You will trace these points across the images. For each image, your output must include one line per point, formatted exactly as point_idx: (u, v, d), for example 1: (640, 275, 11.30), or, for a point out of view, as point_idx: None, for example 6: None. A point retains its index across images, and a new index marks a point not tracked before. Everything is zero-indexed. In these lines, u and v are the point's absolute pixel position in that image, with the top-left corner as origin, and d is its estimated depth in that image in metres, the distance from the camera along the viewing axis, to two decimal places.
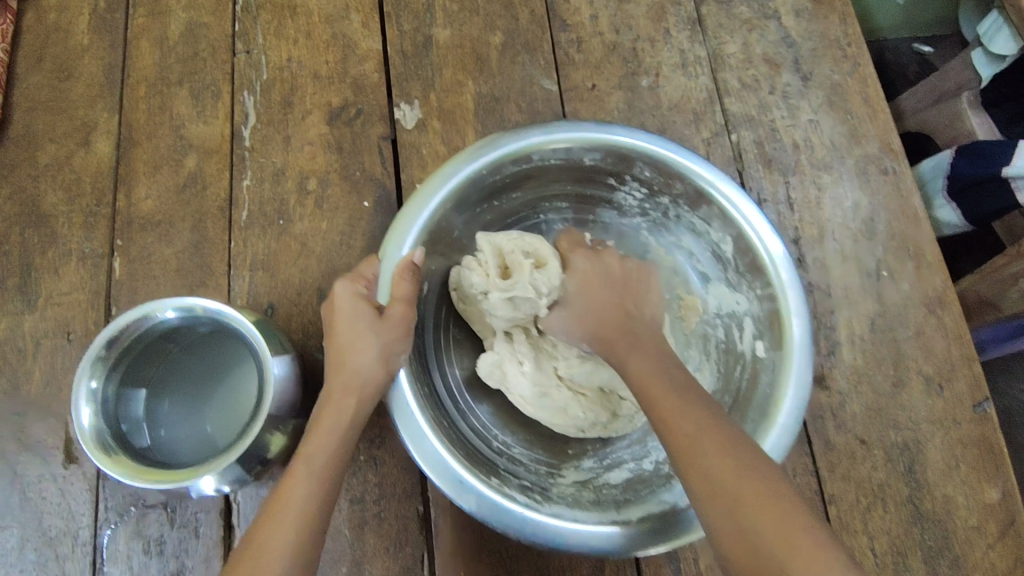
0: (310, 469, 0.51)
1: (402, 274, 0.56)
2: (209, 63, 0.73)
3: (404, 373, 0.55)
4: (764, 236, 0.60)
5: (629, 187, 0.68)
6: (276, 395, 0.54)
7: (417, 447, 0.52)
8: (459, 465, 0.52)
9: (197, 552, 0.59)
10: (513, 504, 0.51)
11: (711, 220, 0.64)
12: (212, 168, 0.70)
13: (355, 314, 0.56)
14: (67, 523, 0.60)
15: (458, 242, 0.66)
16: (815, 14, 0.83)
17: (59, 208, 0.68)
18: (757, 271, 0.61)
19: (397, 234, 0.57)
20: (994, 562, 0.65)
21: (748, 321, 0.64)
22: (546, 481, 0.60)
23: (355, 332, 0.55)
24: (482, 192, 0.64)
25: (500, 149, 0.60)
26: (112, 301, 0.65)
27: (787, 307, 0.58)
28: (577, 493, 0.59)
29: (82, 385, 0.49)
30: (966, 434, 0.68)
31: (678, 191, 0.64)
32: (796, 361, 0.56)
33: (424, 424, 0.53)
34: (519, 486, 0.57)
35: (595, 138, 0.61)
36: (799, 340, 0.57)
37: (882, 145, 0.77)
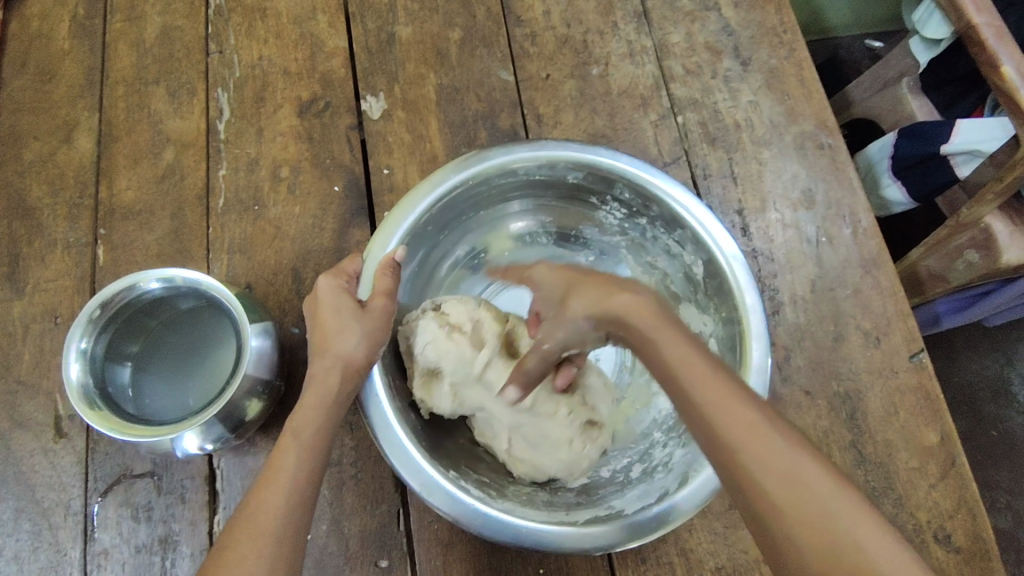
0: (297, 441, 0.54)
1: (383, 273, 0.59)
2: (184, 64, 0.78)
3: (378, 368, 0.58)
4: (734, 261, 0.63)
5: (611, 207, 0.73)
6: (253, 359, 0.57)
7: (382, 437, 0.55)
8: (422, 457, 0.55)
9: (182, 516, 0.62)
10: (467, 495, 0.55)
11: (686, 242, 0.68)
12: (189, 160, 0.74)
13: (338, 305, 0.58)
14: (58, 493, 0.63)
15: (442, 239, 0.72)
16: (752, 4, 0.89)
17: (44, 201, 0.72)
18: (724, 295, 0.65)
19: (382, 234, 0.60)
20: (936, 500, 0.69)
21: (714, 342, 0.69)
22: (505, 482, 0.64)
23: (339, 320, 0.57)
24: (471, 198, 0.69)
25: (486, 163, 0.64)
26: (97, 285, 0.69)
27: (750, 330, 0.61)
28: (532, 494, 0.63)
29: (73, 343, 0.53)
30: (903, 382, 0.73)
31: (655, 213, 0.69)
32: (752, 385, 0.59)
33: (391, 418, 0.56)
34: (475, 482, 0.61)
35: (577, 157, 0.66)
36: (758, 363, 0.59)
37: (818, 122, 0.83)
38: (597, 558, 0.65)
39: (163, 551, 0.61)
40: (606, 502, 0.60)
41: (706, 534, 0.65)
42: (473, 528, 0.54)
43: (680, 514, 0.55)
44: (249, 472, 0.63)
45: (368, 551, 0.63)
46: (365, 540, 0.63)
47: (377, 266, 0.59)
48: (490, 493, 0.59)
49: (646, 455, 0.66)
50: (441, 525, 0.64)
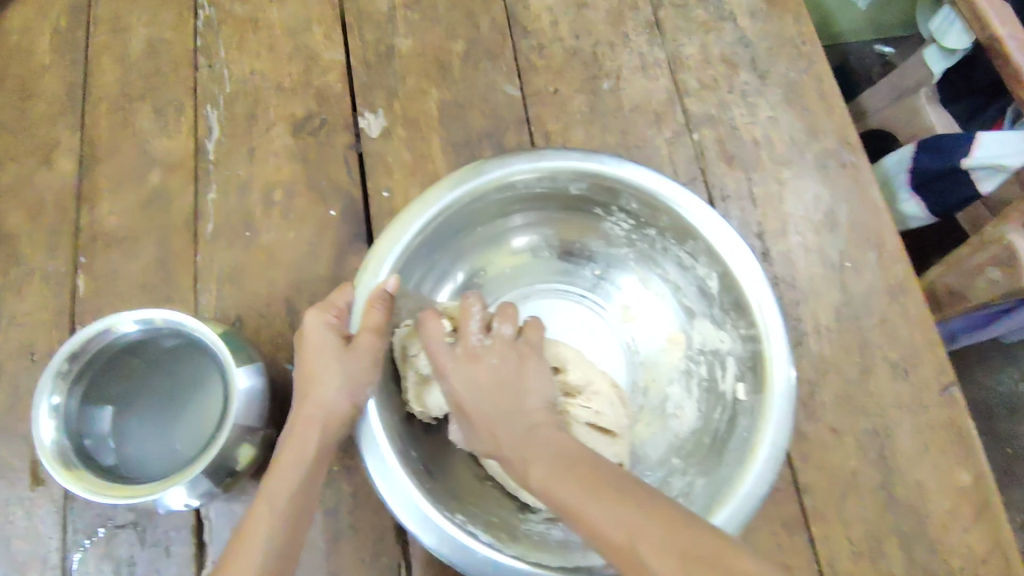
0: (273, 503, 0.51)
1: (373, 302, 0.54)
2: (171, 79, 0.74)
3: (375, 403, 0.54)
4: (750, 275, 0.60)
5: (616, 218, 0.69)
6: (243, 406, 0.53)
7: (380, 480, 0.51)
8: (425, 500, 0.51)
9: (168, 571, 0.58)
10: (475, 541, 0.50)
11: (698, 254, 0.64)
12: (177, 183, 0.69)
13: (322, 346, 0.55)
14: (34, 546, 0.58)
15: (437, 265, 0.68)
16: (769, 14, 0.84)
17: (21, 227, 0.68)
18: (741, 311, 0.61)
19: (374, 261, 0.57)
20: (970, 545, 0.65)
21: (731, 361, 0.64)
22: (516, 519, 0.60)
23: (322, 364, 0.55)
24: (466, 218, 0.65)
25: (484, 178, 0.60)
26: (77, 319, 0.65)
27: (770, 351, 0.57)
28: (546, 531, 0.58)
29: (43, 401, 0.49)
30: (934, 418, 0.69)
31: (664, 224, 0.65)
32: (776, 408, 0.56)
33: (393, 460, 0.51)
34: (485, 523, 0.56)
35: (580, 167, 0.62)
36: (783, 385, 0.56)
37: (840, 138, 0.79)
38: None
39: None
40: None
41: None
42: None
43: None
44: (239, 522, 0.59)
45: None
46: None
47: (367, 295, 0.55)
48: (501, 536, 0.55)
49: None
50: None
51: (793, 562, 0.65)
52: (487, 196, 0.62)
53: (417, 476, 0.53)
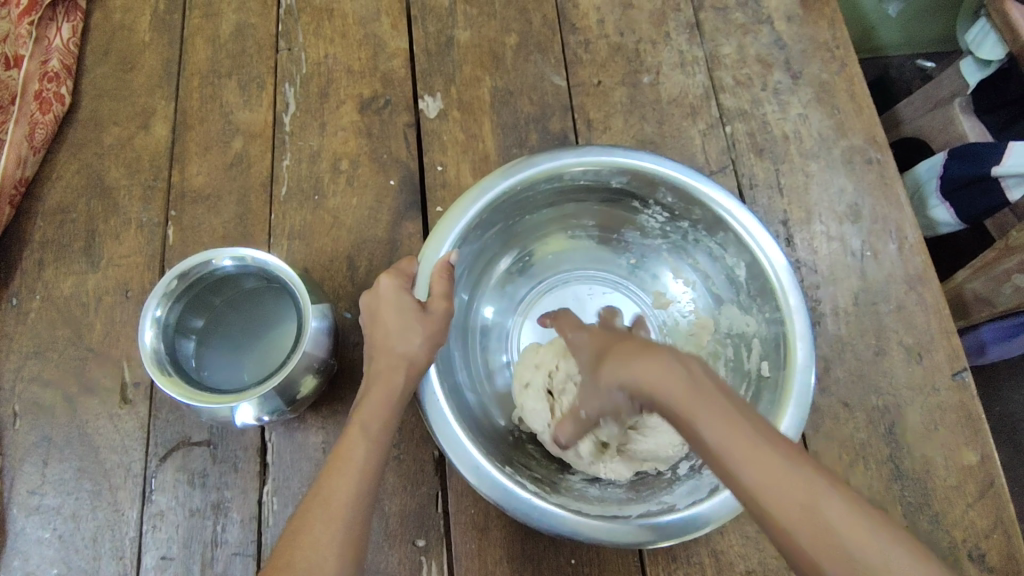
0: (365, 431, 0.57)
1: (441, 272, 0.61)
2: (255, 59, 0.82)
3: (434, 369, 0.61)
4: (778, 266, 0.63)
5: (652, 211, 0.73)
6: (312, 339, 0.60)
7: (438, 431, 0.57)
8: (476, 451, 0.57)
9: (235, 484, 0.65)
10: (522, 490, 0.57)
11: (727, 245, 0.68)
12: (256, 150, 0.78)
13: (401, 306, 0.60)
14: (121, 456, 0.67)
15: (489, 249, 0.73)
16: (805, 19, 0.90)
17: (120, 182, 0.77)
18: (768, 296, 0.65)
19: (436, 237, 0.62)
20: (972, 520, 0.69)
21: (757, 342, 0.68)
22: (555, 477, 0.66)
23: (404, 321, 0.60)
24: (516, 204, 0.69)
25: (534, 169, 0.64)
26: (166, 264, 0.73)
27: (793, 331, 0.61)
28: (582, 489, 0.64)
29: (149, 312, 0.57)
30: (945, 399, 0.73)
31: (697, 217, 0.69)
32: (798, 380, 0.60)
33: (449, 413, 0.58)
34: (530, 477, 0.63)
35: (622, 163, 0.66)
36: (802, 363, 0.60)
37: (867, 137, 0.83)
38: (630, 558, 0.66)
39: (216, 516, 0.64)
40: (656, 498, 0.62)
41: (737, 538, 0.66)
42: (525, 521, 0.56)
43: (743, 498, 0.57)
44: (299, 447, 0.66)
45: (406, 531, 0.65)
46: (404, 519, 0.65)
47: (434, 268, 0.61)
48: (544, 489, 0.61)
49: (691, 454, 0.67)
50: (477, 510, 0.66)
51: None
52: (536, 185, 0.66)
53: (469, 430, 0.59)
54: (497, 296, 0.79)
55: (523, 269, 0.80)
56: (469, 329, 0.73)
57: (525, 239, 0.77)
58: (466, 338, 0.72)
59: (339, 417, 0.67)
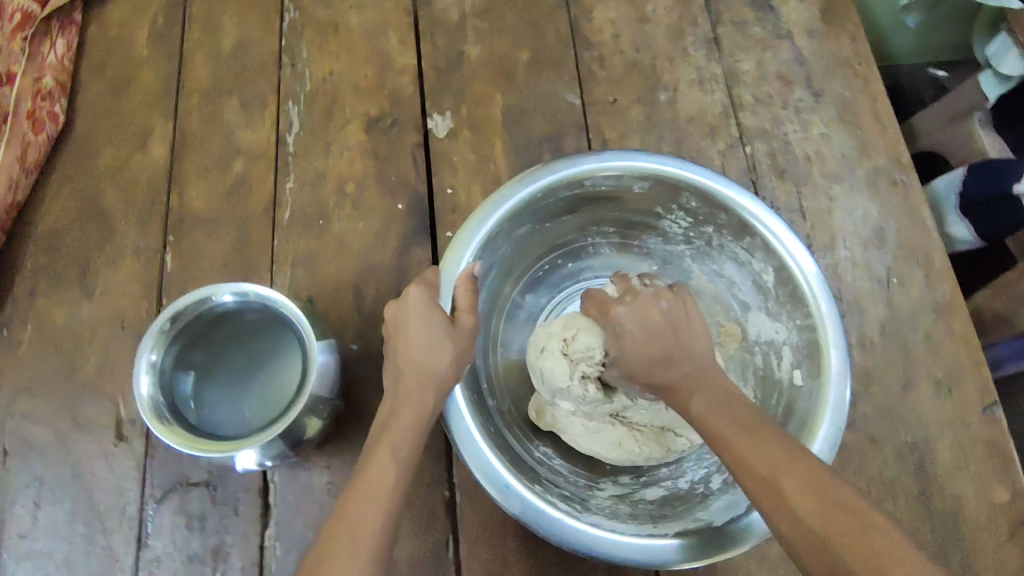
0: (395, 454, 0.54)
1: (464, 282, 0.57)
2: (257, 76, 0.79)
3: (460, 388, 0.57)
4: (807, 269, 0.60)
5: (674, 216, 0.69)
6: (317, 377, 0.57)
7: (466, 450, 0.54)
8: (505, 470, 0.54)
9: (235, 529, 0.62)
10: (554, 511, 0.54)
11: (755, 250, 0.64)
12: (258, 171, 0.75)
13: (430, 325, 0.57)
14: (115, 498, 0.63)
15: (509, 261, 0.69)
16: (826, 34, 0.87)
17: (116, 205, 0.73)
18: (798, 303, 0.62)
19: (454, 249, 0.59)
20: (1006, 562, 0.66)
21: (787, 350, 0.65)
22: (585, 494, 0.63)
23: (434, 340, 0.57)
24: (536, 213, 0.65)
25: (555, 176, 0.61)
26: (163, 292, 0.70)
27: (827, 338, 0.58)
28: (613, 506, 0.61)
29: (144, 356, 0.54)
30: (975, 434, 0.70)
31: (722, 222, 0.65)
32: (833, 392, 0.57)
33: (475, 430, 0.55)
34: (559, 495, 0.59)
35: (645, 168, 0.62)
36: (837, 371, 0.57)
37: (892, 157, 0.81)
38: None
39: (215, 562, 0.62)
40: (691, 514, 0.59)
41: None
42: (558, 544, 0.53)
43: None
44: (303, 488, 0.63)
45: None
46: (414, 564, 0.62)
47: (456, 281, 0.57)
48: (575, 507, 0.59)
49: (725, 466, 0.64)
50: (490, 555, 0.63)
51: None
52: (557, 193, 0.62)
53: (497, 448, 0.56)
54: (515, 308, 0.74)
55: (542, 279, 0.76)
56: (488, 344, 0.69)
57: (543, 250, 0.73)
58: (487, 352, 0.68)
59: (345, 456, 0.64)
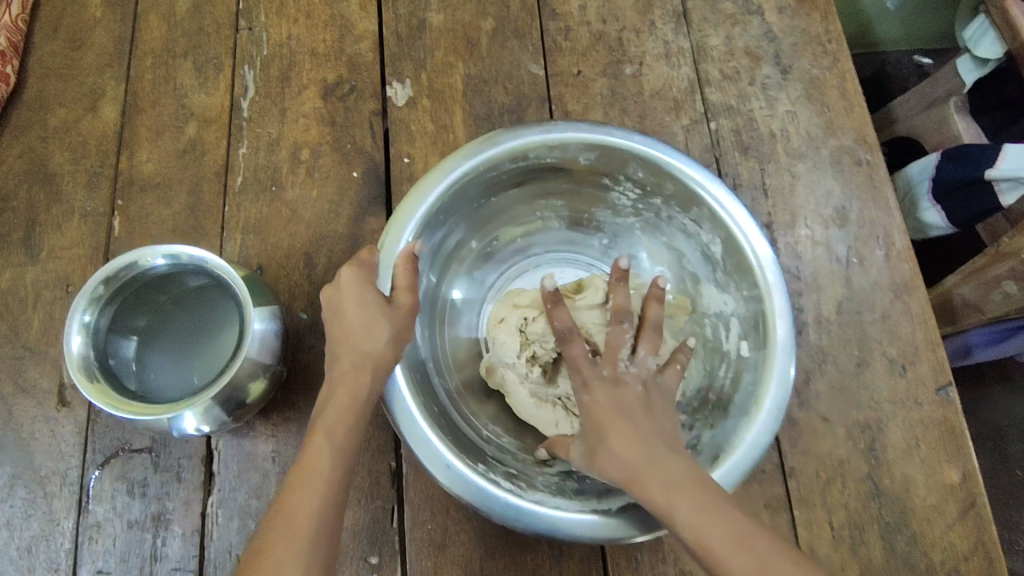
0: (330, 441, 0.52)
1: (407, 261, 0.56)
2: (213, 39, 0.77)
3: (402, 369, 0.56)
4: (752, 238, 0.60)
5: (623, 188, 0.68)
6: (256, 343, 0.56)
7: (407, 429, 0.53)
8: (446, 448, 0.53)
9: (178, 495, 0.62)
10: (496, 489, 0.53)
11: (702, 221, 0.64)
12: (211, 136, 0.73)
13: (365, 302, 0.55)
14: (56, 462, 0.63)
15: (456, 235, 0.68)
16: (798, 10, 0.85)
17: (65, 168, 0.72)
18: (745, 273, 0.61)
19: (396, 226, 0.58)
20: (952, 542, 0.66)
21: (735, 321, 0.64)
22: (533, 470, 0.62)
23: (368, 317, 0.55)
24: (481, 187, 0.64)
25: (499, 148, 0.60)
26: (111, 257, 0.69)
27: (772, 308, 0.58)
28: (561, 482, 0.61)
29: (76, 317, 0.53)
30: (928, 415, 0.70)
31: (669, 192, 0.65)
32: (779, 363, 0.57)
33: (416, 409, 0.54)
34: (505, 473, 0.58)
35: (591, 139, 0.61)
36: (783, 339, 0.57)
37: (857, 137, 0.80)
38: (593, 567, 0.63)
39: (156, 528, 0.61)
40: None
41: None
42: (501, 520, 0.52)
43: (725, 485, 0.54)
44: (247, 456, 0.63)
45: (359, 546, 0.62)
46: (356, 533, 0.62)
47: (396, 260, 0.56)
48: (521, 484, 0.57)
49: None
50: (435, 526, 0.62)
51: None
52: (501, 166, 0.62)
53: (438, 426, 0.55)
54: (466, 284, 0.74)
55: (492, 254, 0.75)
56: (437, 317, 0.69)
57: (492, 225, 0.72)
58: (436, 330, 0.68)
59: (290, 424, 0.64)
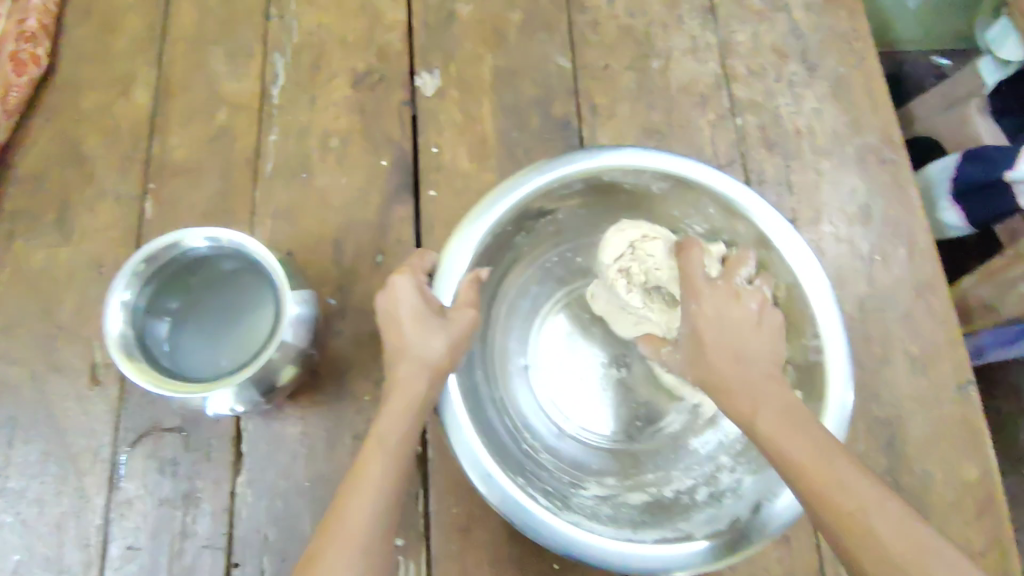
0: (384, 447, 0.51)
1: (470, 285, 0.57)
2: (244, 26, 0.78)
3: (453, 378, 0.56)
4: (820, 287, 0.58)
5: (691, 219, 0.68)
6: (291, 327, 0.57)
7: (452, 436, 0.54)
8: (492, 462, 0.54)
9: (208, 475, 0.63)
10: (535, 508, 0.53)
11: (767, 265, 0.63)
12: (242, 122, 0.74)
13: (421, 309, 0.55)
14: (89, 440, 0.64)
15: (516, 246, 0.68)
16: (825, 8, 0.85)
17: (97, 151, 0.73)
18: (806, 321, 0.60)
19: (460, 241, 0.57)
20: (969, 538, 0.67)
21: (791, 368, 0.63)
22: (569, 492, 0.62)
23: (424, 323, 0.54)
24: (547, 203, 0.65)
25: (574, 166, 0.60)
26: (143, 239, 0.70)
27: (832, 362, 0.57)
28: (595, 507, 0.61)
29: (117, 296, 0.54)
30: (948, 413, 0.70)
31: (739, 231, 0.64)
32: (834, 408, 0.56)
33: (465, 420, 0.55)
34: (542, 491, 0.59)
35: (669, 169, 0.60)
36: (839, 387, 0.56)
37: (882, 135, 0.80)
38: None
39: (186, 506, 0.62)
40: (672, 525, 0.59)
41: None
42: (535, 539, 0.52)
43: (767, 534, 0.54)
44: (275, 437, 0.63)
45: None
46: None
47: (462, 280, 0.57)
48: (556, 504, 0.58)
49: (712, 478, 0.63)
50: (460, 510, 0.63)
51: (801, 549, 0.64)
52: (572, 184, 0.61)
53: (486, 443, 0.56)
54: (517, 298, 0.72)
55: (551, 271, 0.73)
56: (490, 323, 0.68)
57: (555, 242, 0.72)
58: (488, 336, 0.68)
59: (318, 408, 0.64)
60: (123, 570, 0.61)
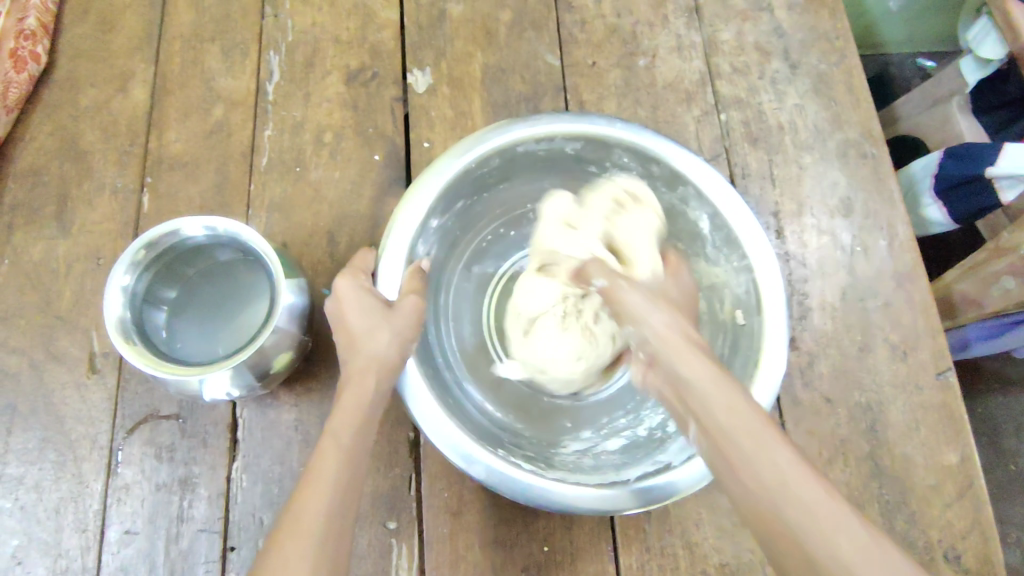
0: (337, 442, 0.50)
1: (413, 276, 0.59)
2: (239, 25, 0.80)
3: (412, 363, 0.58)
4: (738, 212, 0.62)
5: (608, 174, 0.70)
6: (285, 313, 0.58)
7: (419, 420, 0.55)
8: (464, 436, 0.55)
9: (204, 460, 0.64)
10: (517, 472, 0.55)
11: (688, 199, 0.66)
12: (237, 118, 0.76)
13: (365, 305, 0.56)
14: (86, 427, 0.65)
15: (451, 233, 0.70)
16: (807, 8, 0.88)
17: (96, 145, 0.74)
18: (733, 245, 0.64)
19: (399, 232, 0.59)
20: (950, 520, 0.68)
21: (728, 293, 0.67)
22: (549, 452, 0.64)
23: (368, 321, 0.56)
24: (472, 184, 0.66)
25: (486, 145, 0.62)
26: (140, 232, 0.71)
27: (761, 279, 0.61)
28: (577, 461, 0.63)
29: (117, 281, 0.55)
30: (928, 399, 0.72)
31: (656, 174, 0.67)
32: (771, 325, 0.60)
33: (431, 399, 0.56)
34: (524, 456, 0.61)
35: (575, 128, 0.63)
36: (773, 305, 0.60)
37: (862, 130, 0.82)
38: (603, 544, 0.65)
39: (183, 491, 0.63)
40: (651, 459, 0.61)
41: (712, 530, 0.65)
42: (524, 501, 0.54)
43: None
44: (270, 424, 0.65)
45: (377, 513, 0.64)
46: (375, 500, 0.64)
47: (407, 272, 0.59)
48: (540, 466, 0.60)
49: None
50: (451, 494, 0.65)
51: None
52: (490, 161, 0.63)
53: (452, 417, 0.57)
54: (460, 283, 0.74)
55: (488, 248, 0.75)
56: (439, 304, 0.70)
57: (488, 219, 0.73)
58: (439, 320, 0.70)
59: (313, 395, 0.66)
60: (120, 554, 0.62)
